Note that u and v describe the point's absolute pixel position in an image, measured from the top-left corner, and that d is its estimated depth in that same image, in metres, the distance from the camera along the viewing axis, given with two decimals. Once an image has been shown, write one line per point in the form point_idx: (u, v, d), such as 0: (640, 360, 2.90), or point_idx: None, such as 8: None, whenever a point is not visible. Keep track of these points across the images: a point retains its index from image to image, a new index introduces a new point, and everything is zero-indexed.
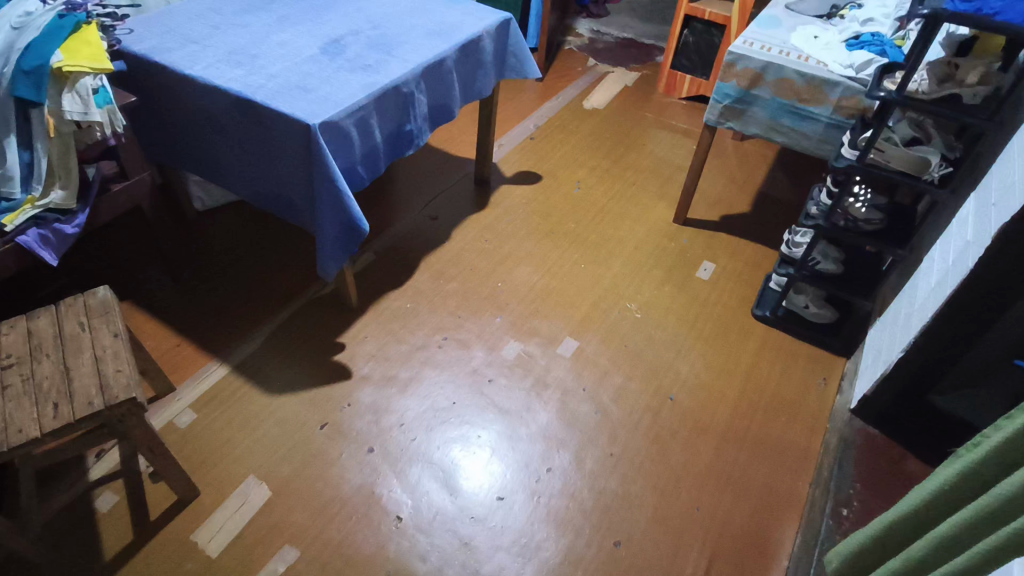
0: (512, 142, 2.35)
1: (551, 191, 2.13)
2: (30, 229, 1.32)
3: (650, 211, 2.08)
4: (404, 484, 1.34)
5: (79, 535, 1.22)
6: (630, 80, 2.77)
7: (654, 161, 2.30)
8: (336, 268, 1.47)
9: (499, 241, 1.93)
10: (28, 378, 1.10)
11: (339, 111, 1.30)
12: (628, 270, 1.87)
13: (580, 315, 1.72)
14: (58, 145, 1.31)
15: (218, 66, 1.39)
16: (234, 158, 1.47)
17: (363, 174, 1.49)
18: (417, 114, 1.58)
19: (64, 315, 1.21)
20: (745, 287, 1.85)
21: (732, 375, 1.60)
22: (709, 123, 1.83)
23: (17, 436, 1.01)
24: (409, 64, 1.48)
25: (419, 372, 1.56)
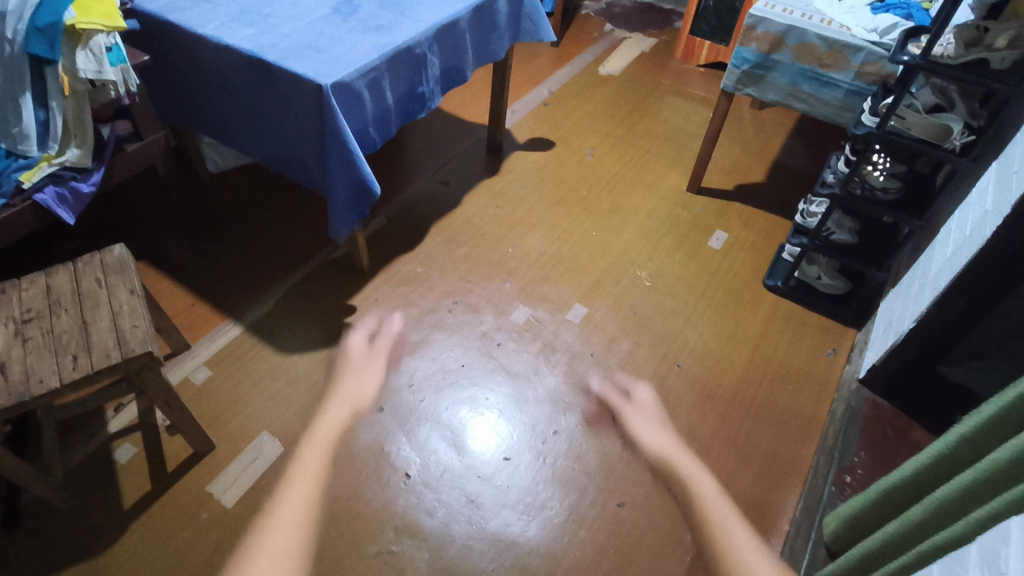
0: (526, 107, 2.32)
1: (564, 158, 2.11)
2: (47, 186, 1.34)
3: (663, 179, 2.06)
4: (413, 443, 1.37)
5: (100, 484, 1.27)
6: (648, 45, 2.71)
7: (669, 129, 2.27)
8: (347, 230, 1.48)
9: (510, 207, 1.92)
10: (47, 332, 1.13)
11: (351, 71, 1.29)
12: (639, 238, 1.85)
13: (590, 282, 1.72)
14: (73, 103, 1.33)
15: (230, 25, 1.38)
16: (247, 120, 1.47)
17: (374, 137, 1.49)
18: (429, 77, 1.56)
19: (82, 272, 1.23)
20: (758, 256, 1.83)
21: (741, 344, 1.60)
22: (727, 89, 1.79)
23: (39, 386, 1.05)
24: (422, 24, 1.46)
25: (429, 335, 1.57)
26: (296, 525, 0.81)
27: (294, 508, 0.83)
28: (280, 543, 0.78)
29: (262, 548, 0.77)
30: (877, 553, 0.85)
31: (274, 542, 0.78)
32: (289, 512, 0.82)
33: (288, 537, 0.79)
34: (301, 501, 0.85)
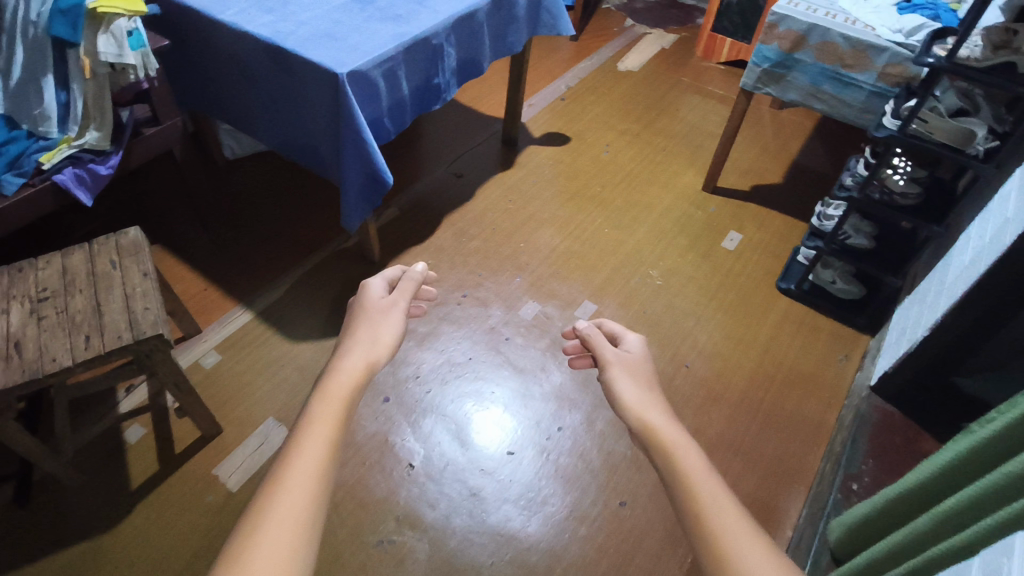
0: (542, 102, 2.31)
1: (579, 154, 2.09)
2: (66, 167, 1.37)
3: (678, 178, 2.04)
4: (417, 434, 1.38)
5: (110, 463, 1.29)
6: (669, 42, 2.68)
7: (687, 127, 2.24)
8: (359, 220, 1.49)
9: (523, 202, 1.91)
10: (61, 311, 1.15)
11: (367, 60, 1.29)
12: (652, 237, 1.84)
13: (599, 280, 1.71)
14: (93, 86, 1.35)
15: (248, 12, 1.39)
16: (263, 107, 1.48)
17: (389, 128, 1.49)
18: (446, 68, 1.55)
19: (97, 253, 1.25)
20: (772, 259, 1.81)
21: (751, 348, 1.59)
22: (746, 88, 1.77)
23: (51, 364, 1.06)
24: (439, 15, 1.45)
25: (438, 327, 1.58)
26: (335, 421, 0.56)
27: (337, 415, 0.57)
28: (317, 470, 0.51)
29: (295, 457, 0.52)
30: (880, 562, 0.84)
31: (312, 458, 0.52)
32: (348, 391, 0.60)
33: (326, 461, 0.52)
34: (390, 344, 0.69)
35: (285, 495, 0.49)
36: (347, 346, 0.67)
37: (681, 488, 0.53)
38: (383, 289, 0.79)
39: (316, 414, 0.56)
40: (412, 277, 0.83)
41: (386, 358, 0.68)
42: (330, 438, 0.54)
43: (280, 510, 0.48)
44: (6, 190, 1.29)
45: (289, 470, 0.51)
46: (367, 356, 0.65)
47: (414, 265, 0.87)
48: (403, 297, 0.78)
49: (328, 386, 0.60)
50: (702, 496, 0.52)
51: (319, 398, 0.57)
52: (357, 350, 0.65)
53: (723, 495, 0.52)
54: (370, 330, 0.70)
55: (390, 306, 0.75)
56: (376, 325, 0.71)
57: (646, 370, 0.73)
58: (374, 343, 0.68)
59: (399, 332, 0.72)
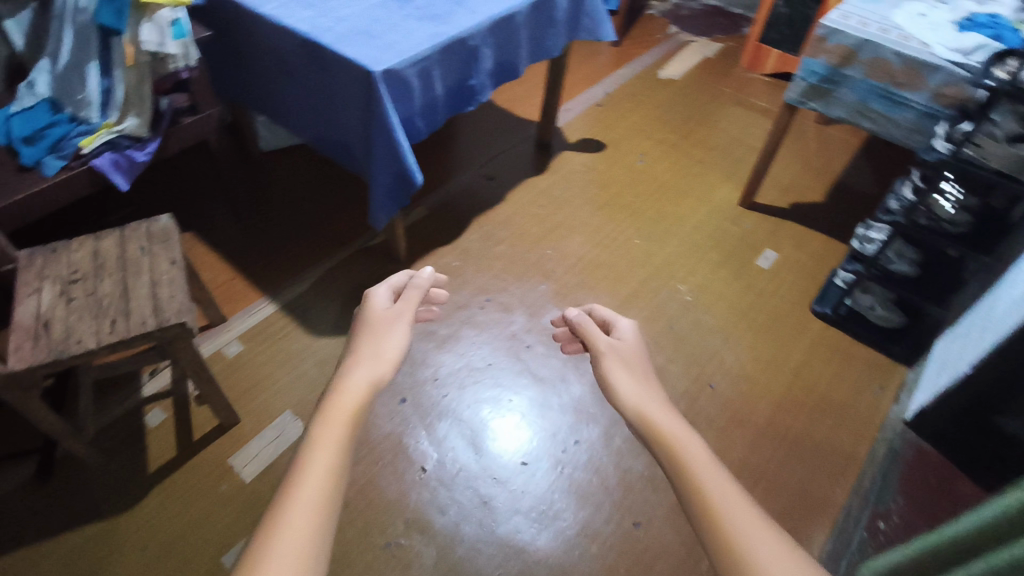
0: (579, 107, 2.28)
1: (613, 161, 2.06)
2: (105, 152, 1.40)
3: (714, 191, 1.99)
4: (432, 438, 1.36)
5: (130, 445, 1.31)
6: (713, 50, 2.62)
7: (726, 139, 2.18)
8: (386, 219, 1.48)
9: (553, 208, 1.89)
10: (90, 294, 1.16)
11: (402, 60, 1.28)
12: (683, 251, 1.80)
13: (626, 293, 1.68)
14: (134, 74, 1.38)
15: (289, 6, 1.40)
16: (299, 101, 1.49)
17: (421, 127, 1.46)
18: (482, 70, 1.51)
19: (128, 238, 1.26)
20: (808, 280, 1.74)
21: (779, 371, 1.53)
22: (790, 102, 1.71)
23: (77, 346, 1.08)
24: (478, 16, 1.43)
25: (459, 330, 1.56)
26: (336, 444, 0.55)
27: (339, 438, 0.56)
28: (320, 501, 0.51)
29: (297, 488, 0.51)
30: None
31: (315, 487, 0.52)
32: (351, 411, 0.59)
33: (328, 489, 0.52)
34: (395, 357, 0.68)
35: (288, 528, 0.49)
36: (352, 363, 0.66)
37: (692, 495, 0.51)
38: (387, 298, 0.78)
39: (317, 438, 0.55)
40: (416, 285, 0.83)
41: (390, 373, 0.67)
42: (333, 464, 0.53)
43: (282, 544, 0.48)
44: (46, 172, 1.33)
45: (292, 502, 0.50)
46: (370, 373, 0.64)
47: (421, 272, 0.87)
48: (407, 305, 0.78)
49: (330, 406, 0.59)
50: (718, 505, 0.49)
51: (323, 420, 0.56)
52: (361, 366, 0.64)
53: (738, 501, 0.50)
54: (374, 343, 0.69)
55: (395, 317, 0.74)
56: (381, 337, 0.70)
57: (639, 358, 0.72)
58: (378, 358, 0.67)
59: (403, 345, 0.71)
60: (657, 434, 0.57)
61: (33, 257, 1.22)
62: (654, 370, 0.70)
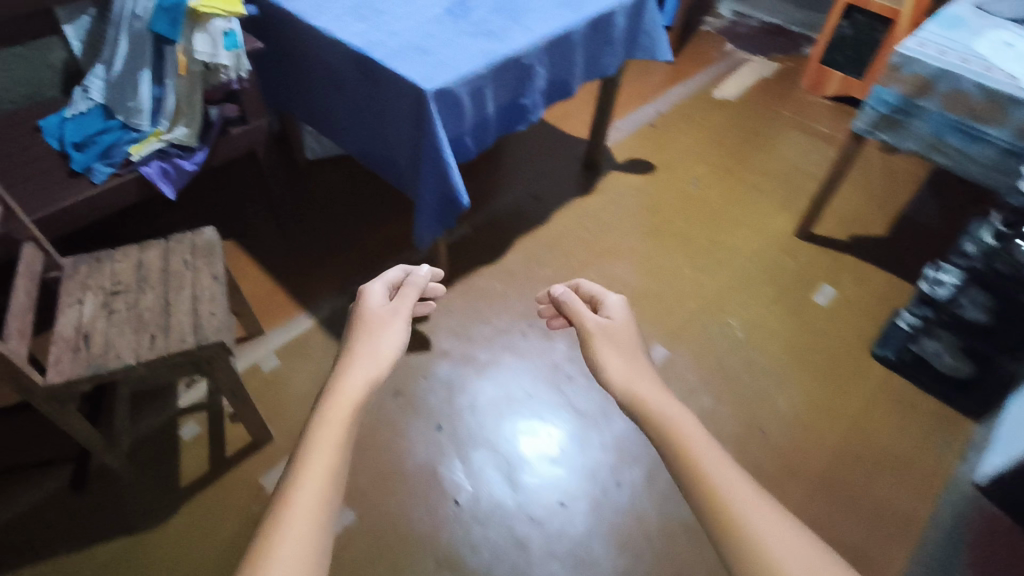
0: (629, 126, 2.22)
1: (663, 185, 2.00)
2: (154, 161, 1.39)
3: (769, 221, 1.90)
4: (467, 470, 1.32)
5: (163, 458, 1.30)
6: (771, 70, 2.52)
7: (782, 166, 2.10)
8: (430, 239, 1.44)
9: (599, 232, 1.83)
10: (131, 307, 1.14)
11: (455, 77, 1.24)
12: (735, 284, 1.72)
13: (674, 326, 1.61)
14: (186, 83, 1.36)
15: (343, 18, 1.37)
16: (348, 115, 1.46)
17: (470, 146, 1.42)
18: (535, 89, 1.45)
19: (173, 250, 1.25)
20: (867, 320, 1.65)
21: (835, 419, 1.45)
22: (857, 131, 1.60)
23: (116, 361, 1.06)
24: (534, 33, 1.37)
25: (499, 356, 1.52)
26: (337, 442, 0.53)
27: (338, 441, 0.53)
28: (320, 508, 0.49)
29: (297, 494, 0.49)
30: None
31: (313, 494, 0.49)
32: (350, 409, 0.56)
33: (327, 496, 0.50)
34: (393, 353, 0.66)
35: (285, 545, 0.46)
36: (349, 359, 0.63)
37: (689, 471, 0.51)
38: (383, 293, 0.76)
39: (316, 435, 0.53)
40: (413, 282, 0.83)
41: (387, 370, 0.64)
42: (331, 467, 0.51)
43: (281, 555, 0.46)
44: (95, 178, 1.33)
45: (292, 511, 0.48)
46: (367, 370, 0.62)
47: (417, 270, 0.87)
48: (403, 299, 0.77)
49: (329, 404, 0.57)
50: (716, 482, 0.50)
51: (319, 422, 0.54)
52: (358, 359, 0.63)
53: (734, 478, 0.50)
54: (371, 338, 0.66)
55: (393, 312, 0.72)
56: (378, 332, 0.67)
57: (630, 334, 0.72)
58: (376, 355, 0.64)
59: (402, 340, 0.68)
60: (653, 417, 0.56)
61: (78, 265, 1.21)
62: (646, 348, 0.70)
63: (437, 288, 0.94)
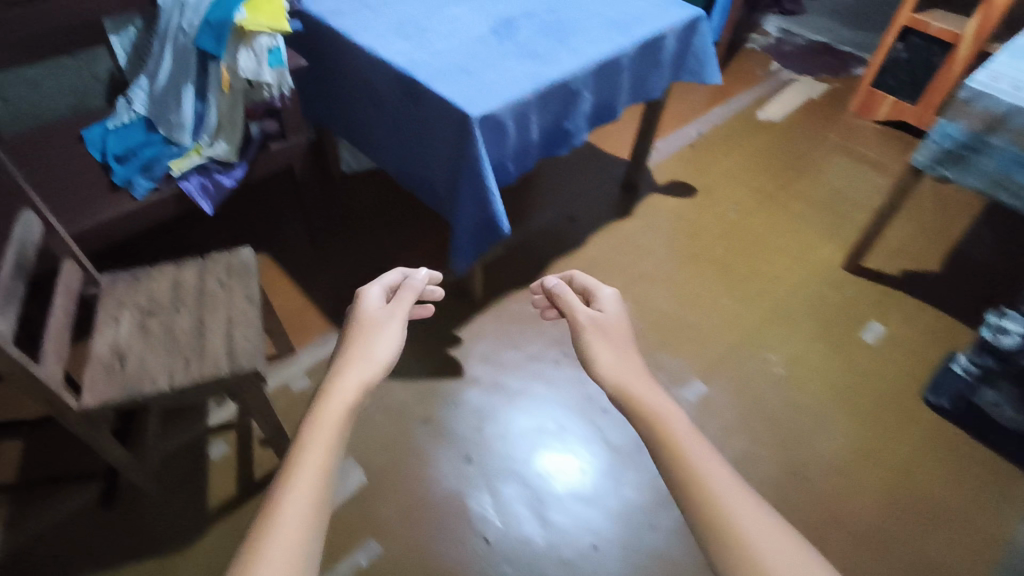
0: (670, 147, 2.17)
1: (703, 210, 1.94)
2: (194, 176, 1.38)
3: (814, 251, 1.83)
4: (496, 503, 1.28)
5: (191, 477, 1.29)
6: (818, 92, 2.45)
7: (829, 193, 2.02)
8: (466, 264, 1.40)
9: (637, 257, 1.79)
10: (166, 329, 1.13)
11: (500, 103, 1.20)
12: (777, 315, 1.66)
13: (713, 358, 1.55)
14: (227, 99, 1.36)
15: (387, 37, 1.35)
16: (388, 134, 1.43)
17: (511, 170, 1.37)
18: (579, 113, 1.41)
19: (209, 269, 1.23)
20: (918, 361, 1.57)
21: (882, 466, 1.38)
22: (917, 165, 1.54)
23: (149, 385, 1.04)
24: (582, 58, 1.33)
25: (531, 385, 1.49)
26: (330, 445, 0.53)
27: (328, 446, 0.53)
28: (311, 514, 0.48)
29: (288, 500, 0.48)
30: None
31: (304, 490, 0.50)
32: (342, 414, 0.56)
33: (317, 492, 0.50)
34: (388, 360, 0.66)
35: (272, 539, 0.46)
36: (342, 366, 0.63)
37: (675, 470, 0.51)
38: (382, 297, 0.76)
39: (309, 436, 0.54)
40: (410, 285, 0.81)
41: (380, 377, 0.63)
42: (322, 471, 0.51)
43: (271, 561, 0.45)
44: (135, 193, 1.33)
45: (283, 509, 0.48)
46: (360, 376, 0.61)
47: (418, 268, 0.86)
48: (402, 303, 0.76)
49: (319, 411, 0.56)
50: (704, 481, 0.49)
51: (311, 429, 0.54)
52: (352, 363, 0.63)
53: (723, 477, 0.50)
54: (364, 344, 0.66)
55: (387, 317, 0.72)
56: (372, 339, 0.67)
57: (622, 331, 0.71)
58: (369, 363, 0.63)
59: (396, 347, 0.68)
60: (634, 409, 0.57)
61: (115, 282, 1.20)
62: (638, 344, 0.69)
63: (435, 290, 0.92)
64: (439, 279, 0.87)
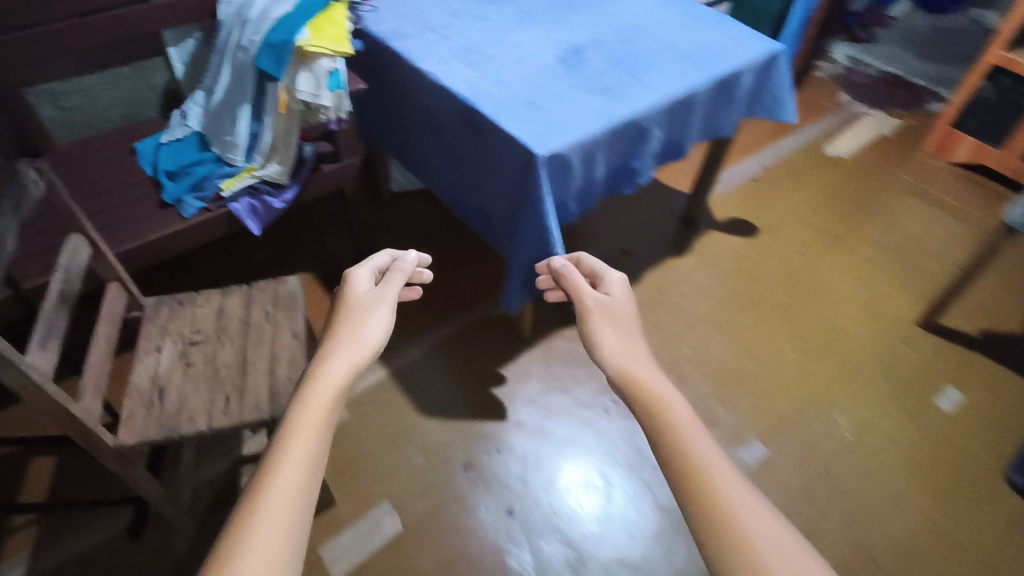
0: (731, 180, 2.08)
1: (765, 250, 1.84)
2: (243, 197, 1.35)
3: (885, 302, 1.72)
4: (535, 561, 1.21)
5: (222, 510, 1.24)
6: (889, 127, 2.33)
7: (901, 238, 1.90)
8: (518, 303, 1.33)
9: (694, 299, 1.70)
10: (208, 362, 1.08)
11: (570, 142, 1.13)
12: (845, 372, 1.55)
13: (775, 415, 1.45)
14: (283, 120, 1.30)
15: (450, 62, 1.29)
16: (446, 162, 1.38)
17: (573, 210, 1.30)
18: (647, 151, 1.33)
19: (254, 298, 1.18)
20: (1000, 434, 1.45)
21: (961, 552, 1.26)
22: (1010, 225, 1.39)
23: (188, 424, 0.99)
24: (655, 94, 1.25)
25: (578, 433, 1.41)
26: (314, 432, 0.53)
27: (311, 432, 0.53)
28: (294, 501, 0.48)
29: (273, 491, 0.48)
30: None
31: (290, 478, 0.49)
32: (328, 396, 0.56)
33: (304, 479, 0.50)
34: (377, 344, 0.65)
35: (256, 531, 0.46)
36: (331, 347, 0.62)
37: (669, 445, 0.51)
38: (369, 280, 0.75)
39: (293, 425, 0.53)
40: (399, 268, 0.79)
41: (370, 358, 0.63)
42: (310, 454, 0.51)
43: (257, 543, 0.45)
44: (184, 213, 1.29)
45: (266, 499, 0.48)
46: (348, 358, 0.61)
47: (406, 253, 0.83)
48: (390, 286, 0.75)
49: (305, 396, 0.56)
50: (695, 458, 0.49)
51: (296, 412, 0.54)
52: (341, 349, 0.62)
53: (713, 454, 0.50)
54: (353, 329, 0.65)
55: (377, 299, 0.71)
56: (363, 321, 0.67)
57: (628, 315, 0.71)
58: (357, 345, 0.63)
59: (387, 330, 0.67)
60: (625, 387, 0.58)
61: (161, 306, 1.17)
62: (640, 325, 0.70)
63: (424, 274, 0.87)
64: (430, 263, 0.85)
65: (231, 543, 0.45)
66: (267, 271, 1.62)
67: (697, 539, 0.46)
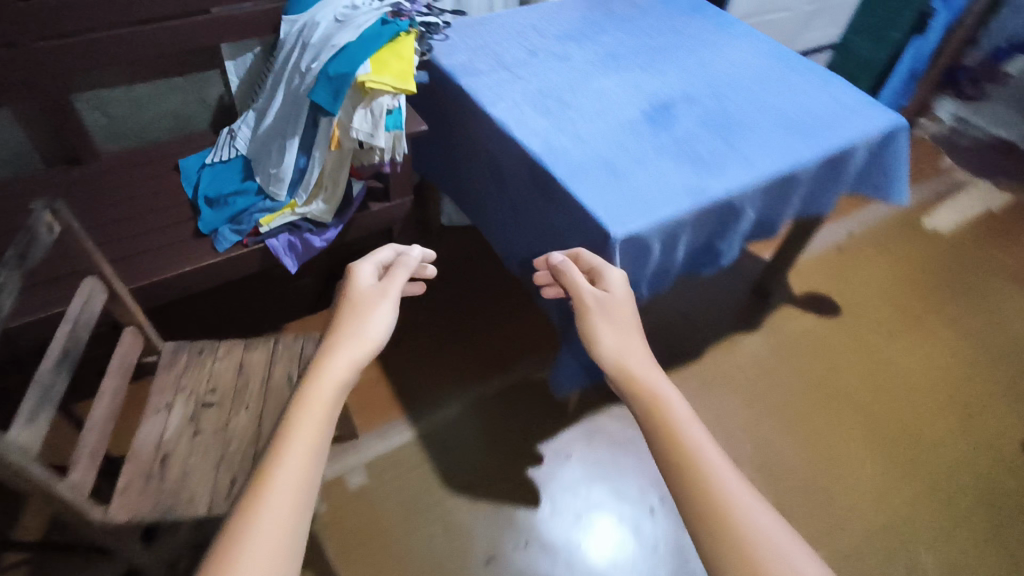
0: (812, 246, 1.88)
1: (847, 335, 1.64)
2: (282, 233, 1.25)
3: (985, 415, 1.50)
4: None
5: None
6: (997, 203, 2.08)
7: (1007, 338, 1.67)
8: (567, 383, 1.19)
9: (762, 384, 1.51)
10: (220, 429, 0.97)
11: (652, 224, 0.97)
12: (933, 497, 1.34)
13: (847, 539, 1.26)
14: (334, 158, 1.19)
15: (523, 108, 1.16)
16: (505, 217, 1.25)
17: (643, 293, 1.14)
18: (736, 232, 1.16)
19: (278, 356, 1.07)
20: None
21: None
22: None
23: (186, 506, 0.88)
24: (754, 170, 1.08)
25: (619, 532, 1.25)
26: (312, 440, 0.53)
27: (307, 438, 0.53)
28: (293, 507, 0.49)
29: (270, 501, 0.48)
30: None
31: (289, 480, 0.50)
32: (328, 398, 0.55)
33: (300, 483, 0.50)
34: (380, 338, 0.63)
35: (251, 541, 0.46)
36: (333, 343, 0.61)
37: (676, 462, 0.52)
38: (371, 271, 0.71)
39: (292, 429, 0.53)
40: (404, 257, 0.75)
41: (371, 354, 0.62)
42: (311, 456, 0.52)
43: (254, 545, 0.46)
44: (219, 246, 1.19)
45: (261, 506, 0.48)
46: (351, 356, 0.60)
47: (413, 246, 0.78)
48: (395, 276, 0.71)
49: (305, 396, 0.56)
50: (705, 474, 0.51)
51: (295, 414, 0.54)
52: (341, 347, 0.60)
53: (724, 468, 0.51)
54: (355, 323, 0.63)
55: (381, 293, 0.67)
56: (366, 316, 0.64)
57: (627, 315, 0.70)
58: (358, 341, 0.61)
59: (391, 323, 0.65)
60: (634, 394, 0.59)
61: (179, 352, 1.07)
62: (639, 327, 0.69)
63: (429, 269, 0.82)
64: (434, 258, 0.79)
65: (230, 543, 0.46)
66: (301, 304, 1.53)
67: (706, 548, 0.48)
